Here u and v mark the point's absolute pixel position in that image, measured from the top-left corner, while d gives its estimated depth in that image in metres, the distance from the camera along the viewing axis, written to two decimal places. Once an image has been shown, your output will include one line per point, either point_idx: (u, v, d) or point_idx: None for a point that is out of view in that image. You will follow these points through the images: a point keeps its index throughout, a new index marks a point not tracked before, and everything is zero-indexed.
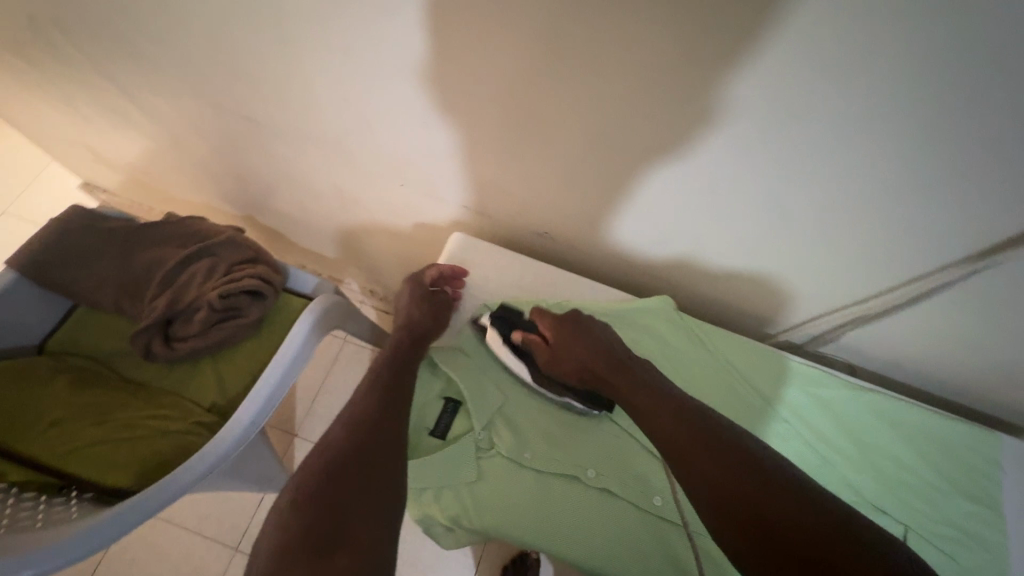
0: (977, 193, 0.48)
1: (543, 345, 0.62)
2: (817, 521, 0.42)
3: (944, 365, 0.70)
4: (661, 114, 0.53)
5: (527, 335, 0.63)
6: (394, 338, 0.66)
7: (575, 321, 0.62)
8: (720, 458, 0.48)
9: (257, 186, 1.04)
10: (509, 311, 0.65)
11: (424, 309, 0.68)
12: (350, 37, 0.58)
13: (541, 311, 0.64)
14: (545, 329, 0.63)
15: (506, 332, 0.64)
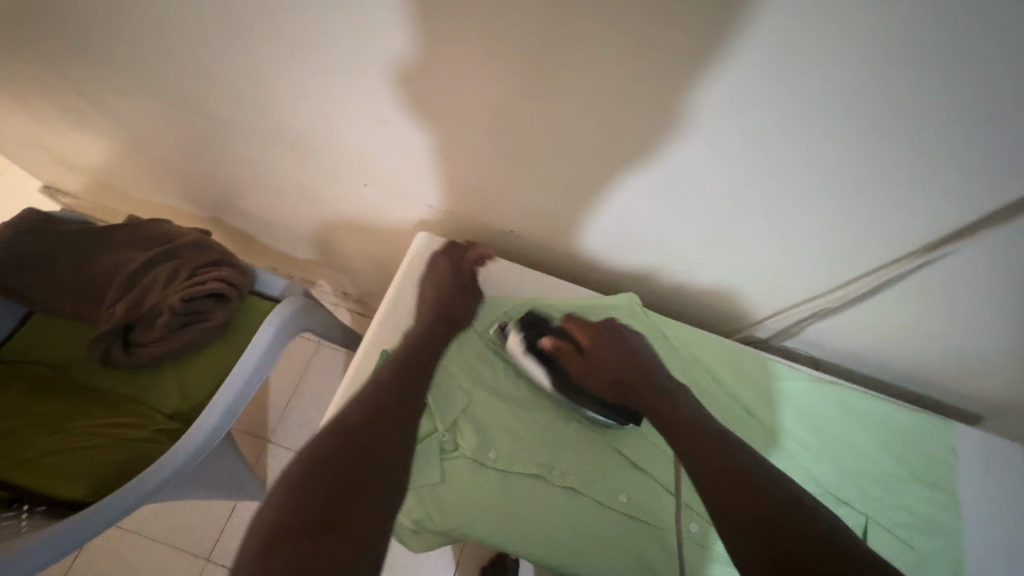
0: (921, 183, 0.49)
1: (572, 351, 0.63)
2: (816, 531, 0.42)
3: (902, 356, 0.72)
4: (617, 109, 0.53)
5: (558, 340, 0.63)
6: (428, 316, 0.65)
7: (610, 331, 0.64)
8: (723, 465, 0.48)
9: (222, 188, 1.02)
10: (538, 318, 0.67)
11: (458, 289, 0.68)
12: (306, 32, 0.58)
13: (575, 319, 0.65)
14: (578, 337, 0.64)
15: (532, 336, 0.65)
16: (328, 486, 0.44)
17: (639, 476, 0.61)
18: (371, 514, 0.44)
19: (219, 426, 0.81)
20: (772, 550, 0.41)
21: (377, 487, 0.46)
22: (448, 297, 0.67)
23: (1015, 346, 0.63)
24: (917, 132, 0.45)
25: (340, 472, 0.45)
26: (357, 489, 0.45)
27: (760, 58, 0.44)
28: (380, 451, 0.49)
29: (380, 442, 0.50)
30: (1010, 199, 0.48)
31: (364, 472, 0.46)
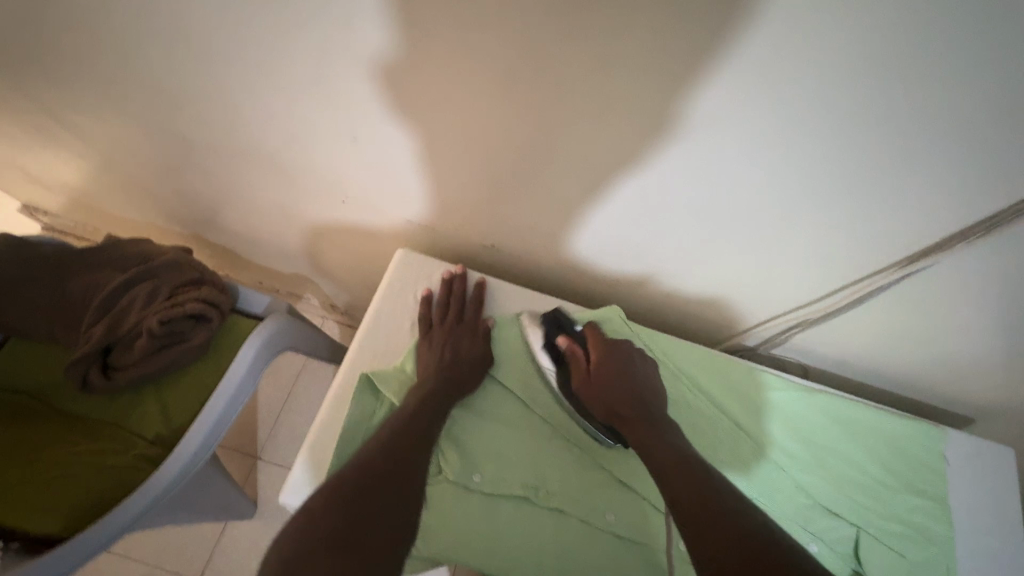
0: (900, 193, 0.49)
1: (581, 359, 0.63)
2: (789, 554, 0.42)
3: (889, 363, 0.71)
4: (594, 125, 0.52)
5: (573, 344, 0.64)
6: (438, 353, 0.62)
7: (623, 353, 0.64)
8: (710, 502, 0.46)
9: (202, 204, 1.01)
10: (561, 317, 0.67)
11: (466, 327, 0.66)
12: (275, 50, 0.57)
13: (595, 330, 0.65)
14: (592, 348, 0.64)
15: (552, 333, 0.66)
16: (340, 513, 0.44)
17: (627, 494, 0.60)
18: (386, 538, 0.44)
19: (200, 450, 0.78)
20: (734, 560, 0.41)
21: (396, 511, 0.46)
22: (456, 335, 0.64)
23: (1002, 351, 0.63)
24: (897, 144, 0.45)
25: (359, 496, 0.46)
26: (374, 513, 0.45)
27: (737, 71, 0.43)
28: (401, 474, 0.49)
29: (397, 468, 0.49)
30: (991, 210, 0.48)
31: (381, 496, 0.46)
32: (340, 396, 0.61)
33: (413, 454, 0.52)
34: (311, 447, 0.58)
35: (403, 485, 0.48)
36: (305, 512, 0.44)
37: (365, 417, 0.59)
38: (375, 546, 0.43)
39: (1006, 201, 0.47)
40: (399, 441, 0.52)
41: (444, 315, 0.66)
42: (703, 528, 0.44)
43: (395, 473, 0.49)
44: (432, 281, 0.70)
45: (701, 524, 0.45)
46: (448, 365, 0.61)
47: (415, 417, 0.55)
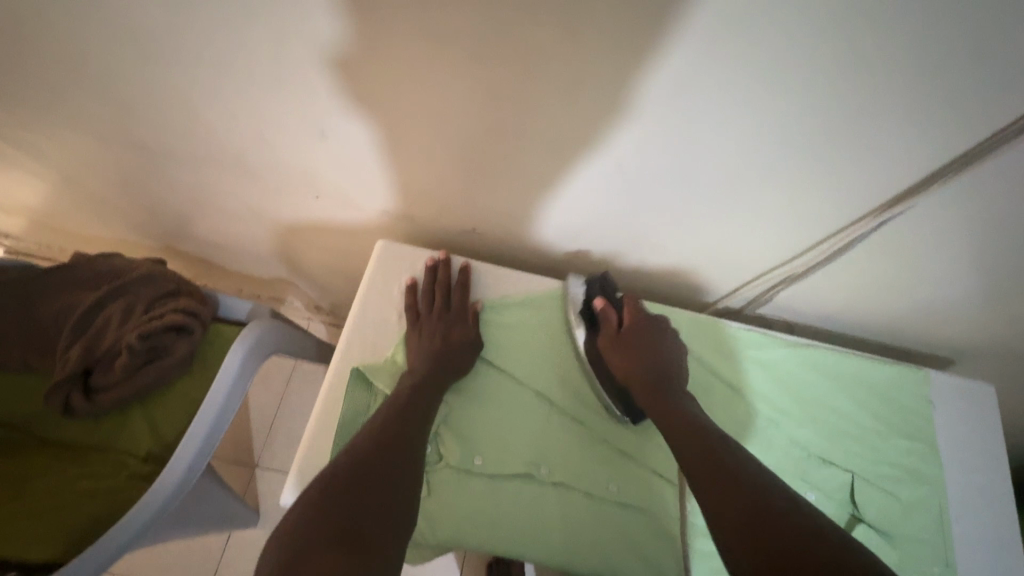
0: (869, 143, 0.49)
1: (613, 322, 0.64)
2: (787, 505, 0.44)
3: (869, 313, 0.73)
4: (561, 99, 0.51)
5: (609, 307, 0.65)
6: (427, 340, 0.62)
7: (657, 326, 0.64)
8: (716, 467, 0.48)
9: (169, 213, 0.97)
10: (605, 280, 0.67)
11: (455, 311, 0.65)
12: (227, 48, 0.55)
13: (634, 299, 0.66)
14: (625, 315, 0.65)
15: (592, 294, 0.67)
16: (339, 505, 0.43)
17: (628, 465, 0.61)
18: (386, 533, 0.43)
19: (192, 467, 0.76)
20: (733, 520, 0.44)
21: (394, 504, 0.46)
22: (445, 321, 0.64)
23: (976, 291, 0.64)
24: (863, 93, 0.45)
25: (357, 491, 0.45)
26: (373, 508, 0.44)
27: (697, 34, 0.42)
28: (399, 465, 0.49)
29: (395, 459, 0.49)
30: (961, 149, 0.48)
31: (378, 488, 0.46)
32: (331, 395, 0.60)
33: (411, 444, 0.51)
34: (307, 448, 0.57)
35: (401, 475, 0.48)
36: (301, 511, 0.43)
37: (360, 413, 0.59)
38: (375, 541, 0.42)
39: (974, 140, 0.47)
40: (396, 431, 0.52)
41: (432, 301, 0.66)
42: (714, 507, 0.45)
43: (392, 463, 0.49)
44: (417, 268, 0.69)
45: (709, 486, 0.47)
46: (438, 351, 0.61)
47: (410, 407, 0.55)
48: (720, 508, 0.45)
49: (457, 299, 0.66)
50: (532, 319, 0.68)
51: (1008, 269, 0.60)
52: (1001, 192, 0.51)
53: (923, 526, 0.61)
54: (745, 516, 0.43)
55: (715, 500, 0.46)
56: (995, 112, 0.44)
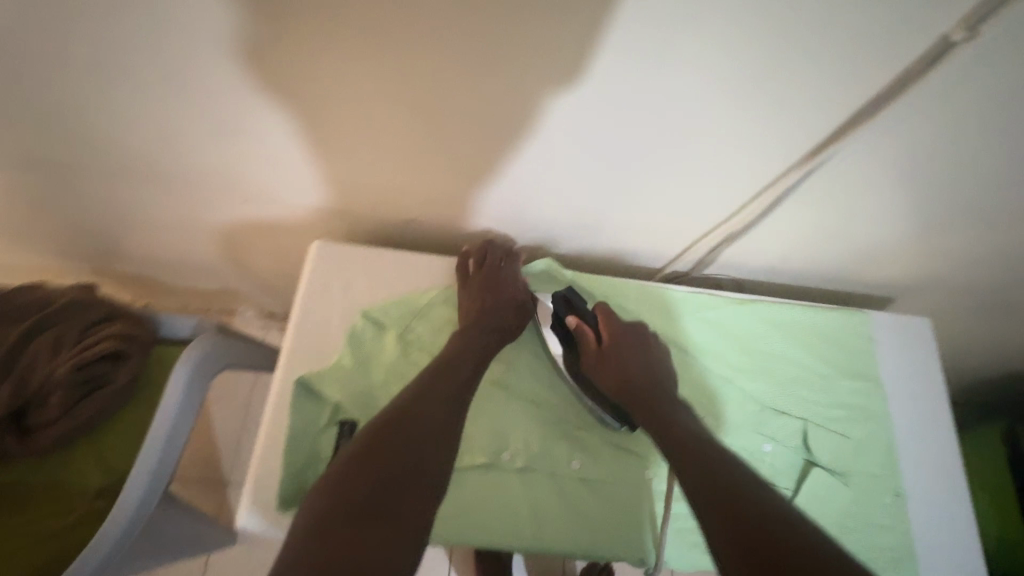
0: (784, 98, 0.49)
1: (590, 339, 0.62)
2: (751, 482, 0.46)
3: (810, 262, 0.75)
4: (469, 74, 0.49)
5: (583, 324, 0.62)
6: (471, 314, 0.62)
7: (636, 334, 0.63)
8: (697, 452, 0.50)
9: (91, 232, 0.91)
10: (574, 294, 0.64)
11: (505, 290, 0.64)
12: (108, 53, 0.50)
13: (606, 310, 0.64)
14: (601, 328, 0.63)
15: (563, 310, 0.64)
16: (356, 507, 0.43)
17: (589, 439, 0.61)
18: (397, 535, 0.43)
19: (147, 496, 0.75)
20: (715, 494, 0.45)
21: (406, 506, 0.45)
22: (490, 296, 0.63)
23: (905, 228, 0.66)
24: (767, 47, 0.44)
25: (365, 495, 0.44)
26: (389, 507, 0.44)
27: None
28: (418, 464, 0.47)
29: (412, 453, 0.48)
30: (871, 93, 0.49)
31: (394, 487, 0.45)
32: (278, 408, 0.58)
33: (432, 435, 0.50)
34: (259, 466, 0.55)
35: (417, 470, 0.47)
36: (308, 519, 0.43)
37: (309, 424, 0.56)
38: (381, 547, 0.42)
39: (882, 83, 0.47)
40: (413, 423, 0.50)
41: (479, 278, 0.65)
42: (698, 481, 0.47)
43: (411, 458, 0.47)
44: (356, 266, 0.66)
45: (691, 464, 0.49)
46: (482, 328, 0.60)
47: (424, 393, 0.52)
48: (704, 490, 0.46)
49: (509, 277, 0.65)
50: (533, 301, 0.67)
51: (932, 202, 0.61)
52: (916, 129, 0.52)
53: (873, 460, 0.63)
54: (727, 501, 0.44)
55: (703, 485, 0.46)
56: (896, 53, 0.45)
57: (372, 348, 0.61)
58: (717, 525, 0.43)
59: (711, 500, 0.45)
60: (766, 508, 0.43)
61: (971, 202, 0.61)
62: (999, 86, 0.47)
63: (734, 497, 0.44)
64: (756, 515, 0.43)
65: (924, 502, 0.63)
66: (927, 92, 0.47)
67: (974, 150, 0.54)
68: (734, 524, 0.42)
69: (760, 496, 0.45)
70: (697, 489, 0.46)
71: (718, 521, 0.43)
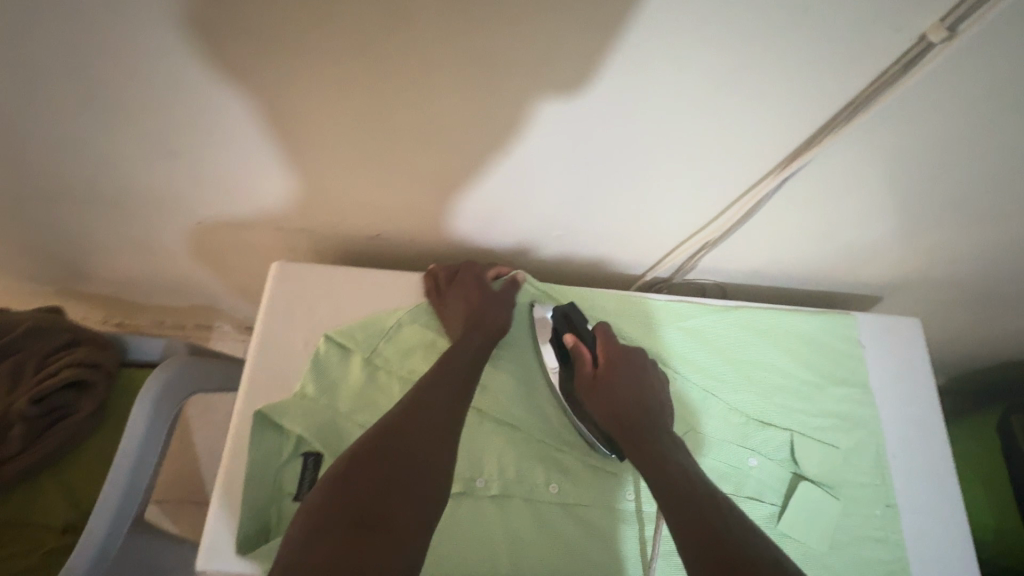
0: (757, 101, 0.47)
1: (587, 360, 0.59)
2: (718, 502, 0.46)
3: (794, 264, 0.72)
4: (422, 83, 0.46)
5: (580, 343, 0.60)
6: (460, 329, 0.59)
7: (634, 360, 0.60)
8: (671, 471, 0.49)
9: (49, 253, 0.87)
10: (574, 312, 0.62)
11: (491, 302, 0.61)
12: (37, 74, 0.47)
13: (607, 332, 0.61)
14: (599, 351, 0.60)
15: (563, 328, 0.62)
16: (342, 526, 0.41)
17: (565, 460, 0.59)
18: (389, 552, 0.40)
19: (113, 531, 0.72)
20: (688, 515, 0.45)
21: (406, 514, 0.43)
22: (477, 306, 0.60)
23: (890, 227, 0.64)
24: (735, 50, 0.42)
25: (351, 510, 0.42)
26: (377, 525, 0.41)
27: (540, 9, 0.38)
28: (407, 477, 0.45)
29: (399, 467, 0.45)
30: (849, 94, 0.46)
31: (382, 502, 0.43)
32: (239, 441, 0.55)
33: (434, 440, 0.48)
34: (219, 503, 0.53)
35: (418, 477, 0.45)
36: (296, 538, 0.41)
37: (271, 458, 0.54)
38: (383, 560, 0.39)
39: (860, 83, 0.45)
40: (402, 436, 0.47)
41: (462, 297, 0.62)
42: (675, 500, 0.46)
43: (398, 472, 0.45)
44: (320, 286, 0.63)
45: (668, 483, 0.48)
46: (471, 338, 0.58)
47: (414, 405, 0.50)
48: (676, 511, 0.45)
49: (492, 289, 0.63)
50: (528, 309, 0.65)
51: (917, 201, 0.59)
52: (897, 130, 0.49)
53: (862, 470, 0.61)
54: (699, 521, 0.44)
55: (675, 504, 0.46)
56: (872, 52, 0.42)
57: (338, 374, 0.58)
58: (688, 547, 0.42)
59: (686, 520, 0.44)
60: (735, 531, 0.43)
61: (956, 200, 0.58)
62: (984, 85, 0.44)
63: (705, 517, 0.44)
64: (727, 536, 0.42)
65: (914, 511, 0.61)
66: (906, 92, 0.45)
67: (959, 148, 0.51)
68: (708, 544, 0.42)
69: (726, 515, 0.44)
70: (672, 508, 0.46)
71: (689, 541, 0.43)
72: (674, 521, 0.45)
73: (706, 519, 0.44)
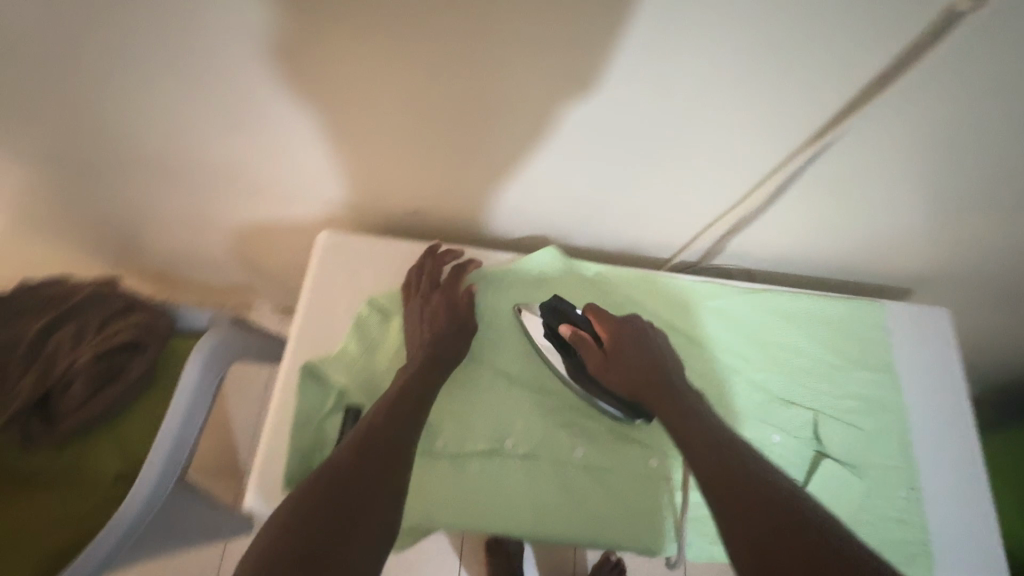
0: (787, 79, 0.49)
1: (592, 345, 0.58)
2: (756, 465, 0.45)
3: (820, 252, 0.73)
4: (468, 57, 0.49)
5: (578, 330, 0.59)
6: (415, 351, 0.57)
7: (635, 325, 0.59)
8: (710, 439, 0.48)
9: (111, 228, 0.94)
10: (560, 301, 0.62)
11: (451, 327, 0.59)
12: (123, 49, 0.53)
13: (598, 310, 0.60)
14: (601, 330, 0.59)
15: (553, 322, 0.61)
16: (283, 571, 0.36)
17: (592, 427, 0.60)
18: None
19: (161, 481, 0.77)
20: (734, 489, 0.43)
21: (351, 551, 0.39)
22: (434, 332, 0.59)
23: (918, 214, 0.64)
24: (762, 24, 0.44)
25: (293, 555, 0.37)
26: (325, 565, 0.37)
27: None
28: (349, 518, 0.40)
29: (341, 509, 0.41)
30: (876, 69, 0.48)
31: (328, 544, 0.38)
32: (284, 395, 0.59)
33: (387, 462, 0.45)
34: (266, 451, 0.57)
35: (369, 507, 0.42)
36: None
37: (314, 409, 0.57)
38: None
39: (885, 58, 0.47)
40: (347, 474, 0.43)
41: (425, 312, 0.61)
42: (711, 465, 0.46)
43: (338, 516, 0.40)
44: (362, 256, 0.67)
45: (704, 449, 0.47)
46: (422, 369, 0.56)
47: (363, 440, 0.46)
48: (719, 487, 0.44)
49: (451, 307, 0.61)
50: (563, 277, 0.67)
51: (948, 187, 0.60)
52: (925, 108, 0.50)
53: (886, 453, 0.62)
54: (744, 493, 0.43)
55: (715, 478, 0.45)
56: (897, 28, 0.44)
57: (377, 335, 0.61)
58: (737, 520, 0.41)
59: (728, 490, 0.43)
60: (780, 503, 0.42)
61: (988, 187, 0.59)
62: (1008, 61, 0.45)
63: (749, 487, 0.43)
64: (771, 512, 0.41)
65: (939, 497, 0.61)
66: (931, 68, 0.47)
67: (989, 132, 0.52)
68: (750, 511, 0.41)
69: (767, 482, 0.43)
70: (709, 476, 0.45)
71: (734, 517, 0.42)
72: (713, 496, 0.44)
73: (748, 488, 0.43)
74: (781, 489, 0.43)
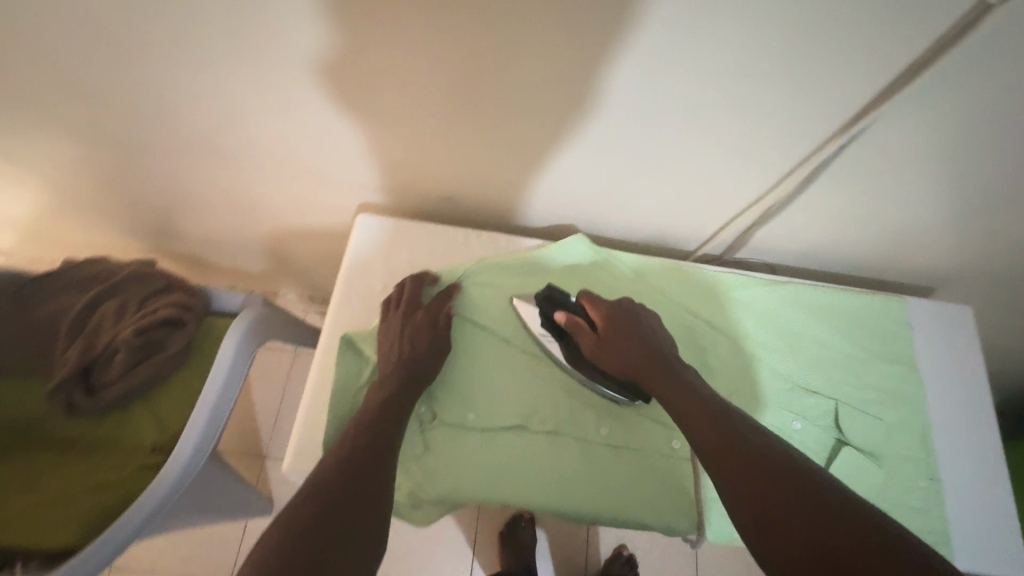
0: (820, 70, 0.50)
1: (588, 330, 0.60)
2: (766, 442, 0.46)
3: (843, 247, 0.74)
4: (510, 46, 0.52)
5: (573, 316, 0.61)
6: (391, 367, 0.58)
7: (629, 309, 0.61)
8: (723, 420, 0.49)
9: (152, 212, 0.98)
10: (555, 292, 0.63)
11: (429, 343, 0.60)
12: (185, 34, 0.56)
13: (591, 296, 0.62)
14: (595, 315, 0.61)
15: (549, 311, 0.63)
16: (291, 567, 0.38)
17: (617, 409, 0.62)
18: None
19: (200, 449, 0.79)
20: (750, 472, 0.44)
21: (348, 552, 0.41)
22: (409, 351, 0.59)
23: (942, 210, 0.65)
24: (798, 15, 0.46)
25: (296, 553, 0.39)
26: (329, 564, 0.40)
27: None
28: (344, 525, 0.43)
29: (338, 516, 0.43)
30: (907, 62, 0.49)
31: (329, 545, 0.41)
32: (322, 368, 0.62)
33: (373, 476, 0.48)
34: (304, 420, 0.59)
35: (360, 514, 0.44)
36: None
37: (350, 381, 0.60)
38: None
39: (916, 50, 0.48)
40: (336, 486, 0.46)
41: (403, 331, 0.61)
42: (721, 446, 0.47)
43: (334, 523, 0.42)
44: (397, 238, 0.70)
45: (716, 429, 0.48)
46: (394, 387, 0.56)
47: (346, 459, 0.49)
48: (730, 471, 0.45)
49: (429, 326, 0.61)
50: (591, 267, 0.69)
51: (974, 183, 0.61)
52: (955, 100, 0.52)
53: (908, 444, 0.63)
54: (753, 474, 0.44)
55: (724, 464, 0.45)
56: (930, 20, 0.45)
57: None
58: (746, 502, 0.43)
59: (740, 470, 0.44)
60: (788, 479, 0.43)
61: (1014, 184, 0.60)
62: None
63: (758, 467, 0.44)
64: (779, 491, 0.42)
65: (958, 489, 0.62)
66: (962, 60, 0.48)
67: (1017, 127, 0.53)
68: (762, 490, 0.43)
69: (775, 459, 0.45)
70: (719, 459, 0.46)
71: (743, 503, 0.43)
72: (723, 481, 0.45)
73: (758, 466, 0.44)
74: (787, 463, 0.44)
